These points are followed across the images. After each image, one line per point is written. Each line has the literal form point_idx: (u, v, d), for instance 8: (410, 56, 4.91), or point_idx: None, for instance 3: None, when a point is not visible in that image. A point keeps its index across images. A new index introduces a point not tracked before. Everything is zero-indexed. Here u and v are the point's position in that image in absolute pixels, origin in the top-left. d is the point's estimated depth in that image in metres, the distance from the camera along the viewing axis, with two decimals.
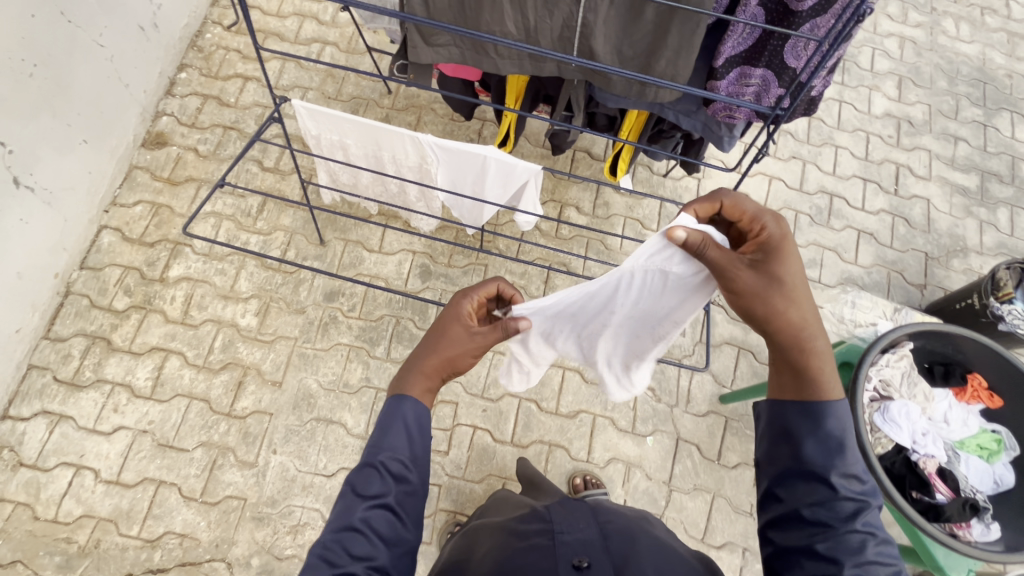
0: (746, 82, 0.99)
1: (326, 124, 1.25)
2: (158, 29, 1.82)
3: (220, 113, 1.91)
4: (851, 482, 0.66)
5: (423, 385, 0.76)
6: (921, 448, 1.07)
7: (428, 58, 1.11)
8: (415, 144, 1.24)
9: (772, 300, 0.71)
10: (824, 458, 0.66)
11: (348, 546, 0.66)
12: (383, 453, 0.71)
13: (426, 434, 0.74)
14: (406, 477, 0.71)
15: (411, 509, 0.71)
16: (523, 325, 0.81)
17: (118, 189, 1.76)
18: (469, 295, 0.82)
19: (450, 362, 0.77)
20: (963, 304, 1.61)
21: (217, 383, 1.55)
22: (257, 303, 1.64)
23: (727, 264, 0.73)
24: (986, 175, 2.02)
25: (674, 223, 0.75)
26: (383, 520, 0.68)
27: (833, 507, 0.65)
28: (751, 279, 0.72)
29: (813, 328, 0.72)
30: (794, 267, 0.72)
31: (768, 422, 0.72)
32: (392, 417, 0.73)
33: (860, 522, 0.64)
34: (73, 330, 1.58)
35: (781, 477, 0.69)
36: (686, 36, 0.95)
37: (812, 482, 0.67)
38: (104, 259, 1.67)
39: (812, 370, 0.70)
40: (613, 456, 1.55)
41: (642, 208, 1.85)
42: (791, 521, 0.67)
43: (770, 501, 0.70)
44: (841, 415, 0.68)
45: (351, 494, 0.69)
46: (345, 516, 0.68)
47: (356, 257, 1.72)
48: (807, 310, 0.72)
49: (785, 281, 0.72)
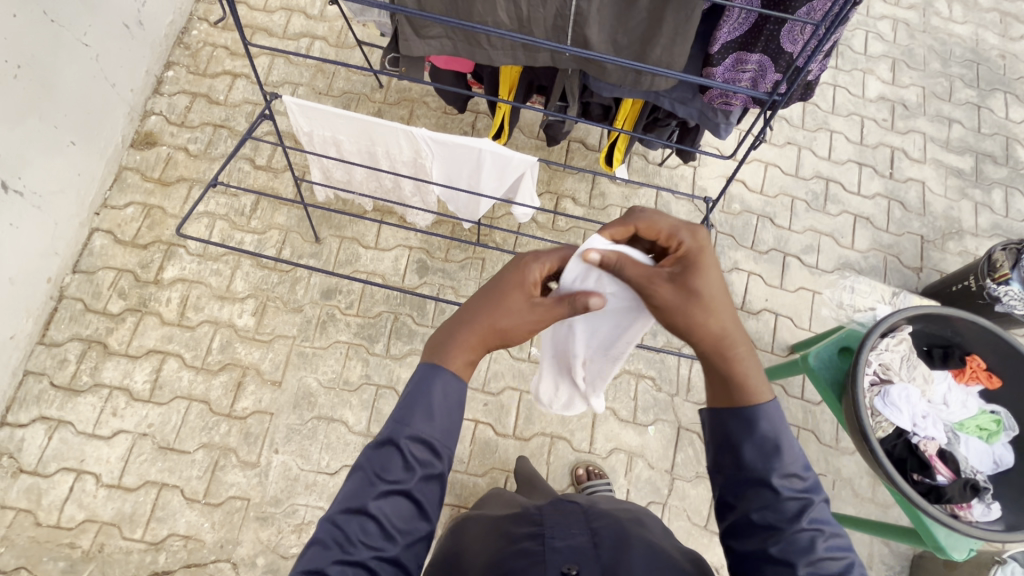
0: (742, 67, 0.98)
1: (318, 120, 1.24)
2: (143, 27, 1.79)
3: (209, 112, 1.88)
4: (793, 481, 0.64)
5: (465, 358, 0.72)
6: (921, 430, 1.07)
7: (420, 51, 1.10)
8: (409, 139, 1.22)
9: (691, 313, 0.70)
10: (764, 462, 0.64)
11: (360, 530, 0.64)
12: (407, 436, 0.67)
13: (455, 420, 0.70)
14: (428, 465, 0.67)
15: (429, 499, 0.67)
16: (595, 302, 0.75)
17: (108, 191, 1.74)
18: (537, 261, 0.76)
19: (500, 332, 0.74)
20: (960, 286, 1.61)
21: (217, 385, 1.54)
22: (254, 303, 1.63)
23: (646, 282, 0.72)
24: (981, 157, 2.02)
25: (589, 245, 0.75)
26: (398, 507, 0.66)
27: (778, 509, 0.63)
28: (669, 294, 0.71)
29: (734, 336, 0.69)
30: (712, 278, 0.70)
31: (709, 433, 0.69)
32: (420, 395, 0.69)
33: (805, 519, 0.62)
34: (68, 335, 1.57)
35: (729, 485, 0.66)
36: (682, 22, 0.94)
37: (757, 485, 0.64)
38: (97, 263, 1.65)
39: (737, 378, 0.68)
40: (615, 446, 1.55)
41: (638, 198, 1.84)
42: (742, 529, 0.65)
43: (722, 511, 0.68)
44: (774, 416, 0.66)
45: (369, 473, 0.66)
46: (360, 496, 0.65)
47: (352, 254, 1.71)
48: (728, 318, 0.70)
49: (702, 294, 0.70)
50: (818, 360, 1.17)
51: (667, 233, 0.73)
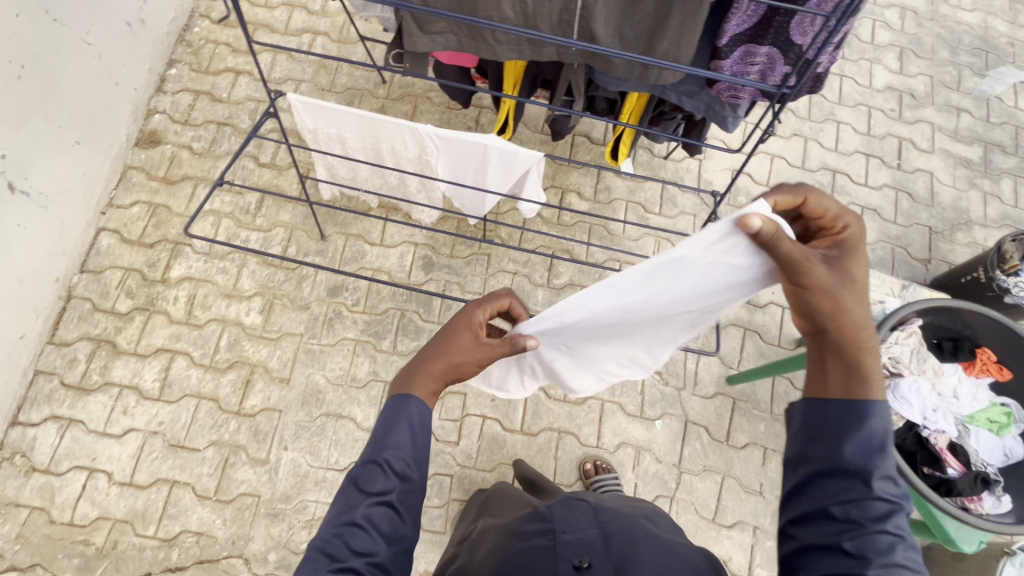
0: (751, 60, 0.97)
1: (323, 118, 1.24)
2: (145, 24, 1.79)
3: (213, 109, 1.88)
4: (887, 484, 0.64)
5: (428, 388, 0.78)
6: (932, 424, 1.07)
7: (425, 47, 1.09)
8: (414, 135, 1.22)
9: (840, 296, 0.69)
10: (864, 459, 0.64)
11: (350, 541, 0.69)
12: (385, 451, 0.74)
13: (429, 433, 0.77)
14: (408, 475, 0.74)
15: (412, 504, 0.74)
16: (531, 344, 0.83)
17: (114, 190, 1.74)
18: (483, 303, 0.83)
19: (456, 369, 0.80)
20: (969, 278, 1.60)
21: (225, 382, 1.55)
22: (261, 301, 1.64)
23: (806, 258, 0.69)
24: (990, 147, 2.00)
25: (751, 210, 0.69)
26: (383, 515, 0.71)
27: (865, 507, 0.63)
28: (826, 276, 0.69)
29: (872, 328, 0.69)
30: (863, 267, 0.71)
31: (804, 421, 0.69)
32: (397, 416, 0.76)
33: (891, 524, 0.63)
34: (77, 334, 1.57)
35: (816, 475, 0.67)
36: (689, 15, 0.93)
37: (848, 480, 0.65)
38: (105, 262, 1.66)
39: (865, 371, 0.67)
40: (622, 441, 1.55)
41: (643, 191, 1.83)
42: (818, 519, 0.65)
43: (797, 498, 0.68)
44: (883, 416, 0.66)
45: (354, 490, 0.72)
46: (348, 511, 0.71)
47: (358, 250, 1.71)
48: (869, 309, 0.70)
49: (854, 281, 0.69)
50: None
51: (832, 214, 0.73)
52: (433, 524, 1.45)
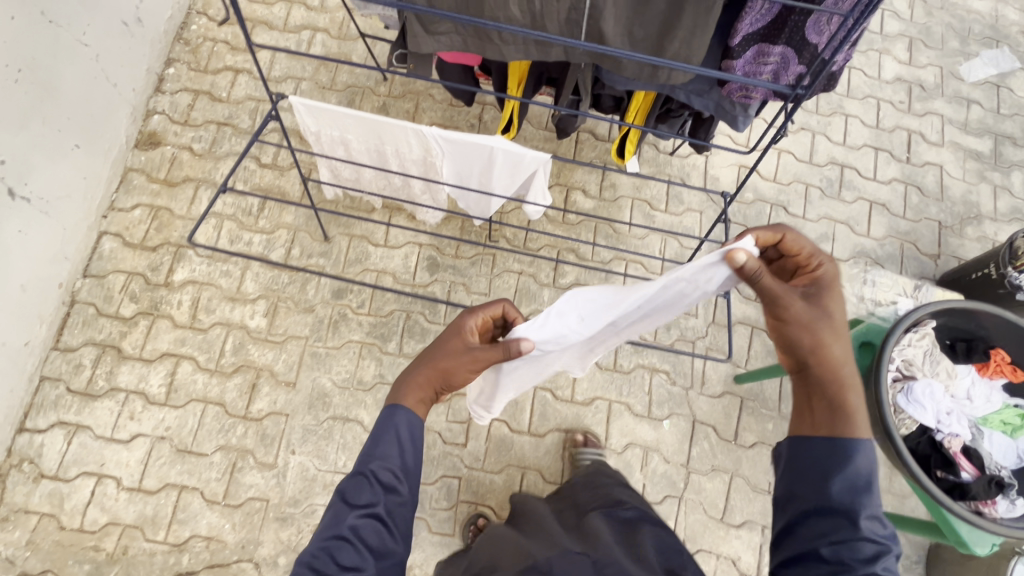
0: (763, 60, 0.94)
1: (326, 120, 1.23)
2: (141, 23, 1.76)
3: (212, 109, 1.86)
4: (875, 524, 0.68)
5: (417, 396, 0.88)
6: (946, 427, 1.05)
7: (429, 48, 1.07)
8: (418, 137, 1.20)
9: (821, 332, 0.76)
10: (851, 498, 0.68)
11: (337, 553, 0.76)
12: (373, 464, 0.83)
13: (415, 446, 0.86)
14: (395, 487, 0.83)
15: (399, 517, 0.82)
16: (526, 346, 0.87)
17: (115, 193, 1.72)
18: (475, 312, 0.92)
19: (446, 375, 0.88)
20: (980, 274, 1.59)
21: (231, 387, 1.55)
22: (265, 304, 1.63)
23: (783, 292, 0.78)
24: (1000, 139, 1.97)
25: (738, 245, 0.81)
26: (370, 528, 0.79)
27: (855, 548, 0.67)
28: (803, 310, 0.77)
29: (851, 365, 0.76)
30: (839, 305, 0.79)
31: (794, 459, 0.74)
32: (386, 428, 0.86)
33: (880, 565, 0.66)
34: (82, 340, 1.57)
35: (806, 514, 0.71)
36: (701, 15, 0.90)
37: (837, 521, 0.69)
38: (107, 266, 1.64)
39: (847, 408, 0.73)
40: (630, 441, 1.55)
41: (649, 189, 1.81)
42: (808, 559, 0.69)
43: (788, 539, 0.72)
44: (869, 454, 0.70)
45: (342, 503, 0.81)
46: (336, 525, 0.79)
47: (362, 252, 1.70)
48: (846, 347, 0.77)
49: (830, 316, 0.78)
50: None
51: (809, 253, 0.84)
52: (442, 527, 1.45)
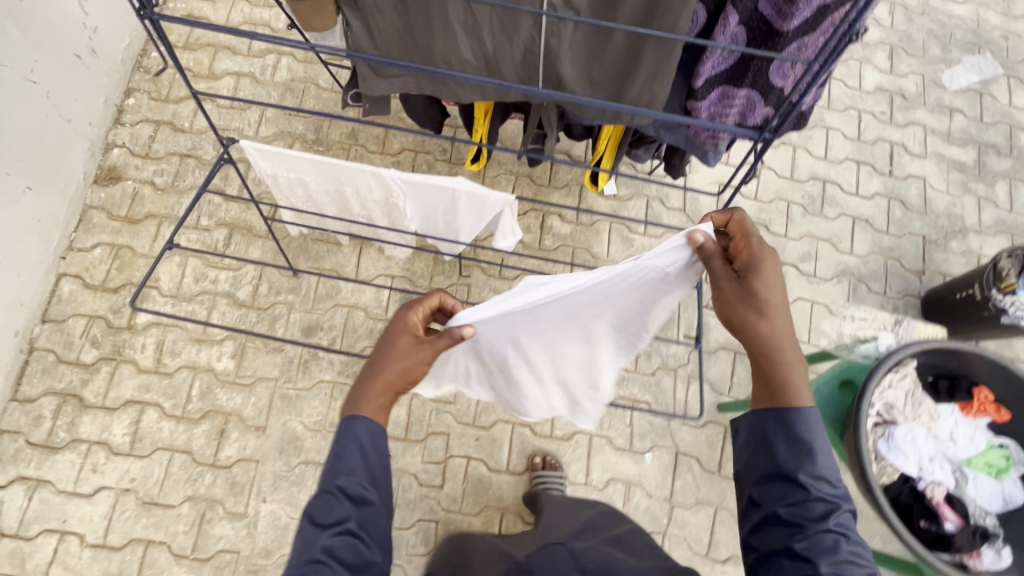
0: (728, 102, 0.90)
1: (281, 163, 1.17)
2: (96, 54, 1.69)
3: (175, 140, 1.79)
4: (822, 483, 0.76)
5: (376, 403, 0.82)
6: (928, 475, 1.02)
7: (382, 91, 1.01)
8: (378, 179, 1.15)
9: (744, 310, 0.82)
10: (795, 460, 0.77)
11: None
12: (340, 478, 0.78)
13: (380, 452, 0.81)
14: (365, 498, 0.78)
15: (373, 526, 0.78)
16: (469, 332, 0.85)
17: (74, 233, 1.66)
18: (414, 306, 0.88)
19: (399, 377, 0.84)
20: (964, 294, 1.55)
21: (199, 434, 1.50)
22: (233, 345, 1.58)
23: (716, 275, 0.86)
24: (983, 148, 1.93)
25: (696, 228, 0.84)
26: (345, 544, 0.75)
27: (807, 507, 0.75)
28: (730, 290, 0.84)
29: (781, 338, 0.81)
30: (771, 283, 0.82)
31: (749, 433, 0.82)
32: (347, 439, 0.80)
33: (832, 521, 0.74)
34: (41, 389, 1.51)
35: (760, 481, 0.80)
36: (662, 59, 0.85)
37: (787, 484, 0.77)
38: (67, 310, 1.59)
39: (779, 381, 0.80)
40: (612, 476, 1.51)
41: (627, 211, 1.76)
42: (772, 524, 0.77)
43: (753, 508, 0.80)
44: (810, 418, 0.79)
45: (312, 526, 0.76)
46: (308, 550, 0.74)
47: (332, 286, 1.64)
48: (777, 321, 0.81)
49: (760, 297, 0.82)
50: (819, 396, 1.13)
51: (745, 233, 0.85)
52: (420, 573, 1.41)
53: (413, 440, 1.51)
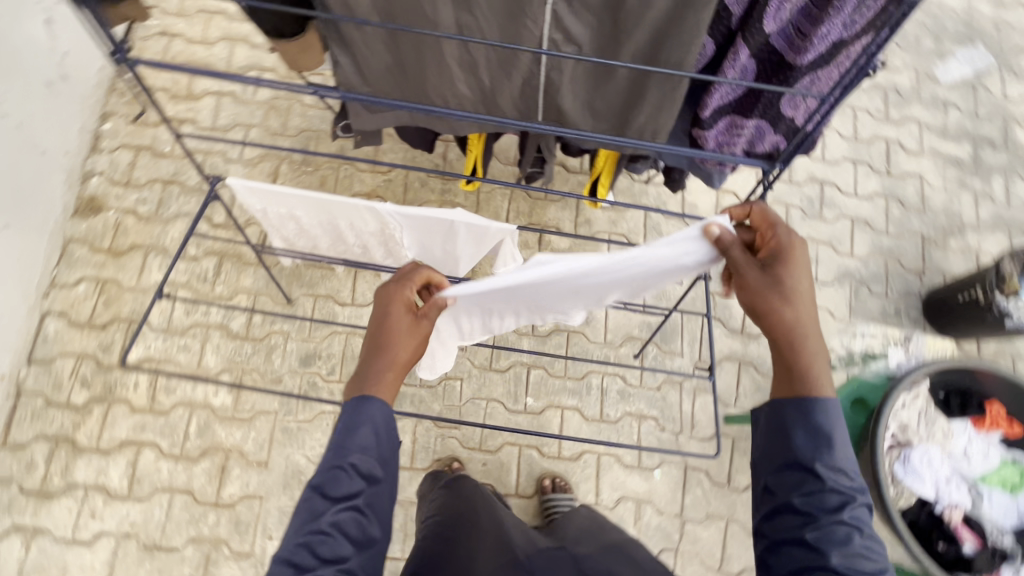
0: (737, 131, 0.87)
1: (271, 199, 1.13)
2: (68, 80, 1.62)
3: (156, 166, 1.73)
4: (838, 476, 0.74)
5: (387, 385, 0.84)
6: (945, 496, 1.02)
7: (373, 124, 0.97)
8: (373, 214, 1.11)
9: (771, 300, 0.80)
10: (812, 450, 0.75)
11: (317, 549, 0.74)
12: (351, 455, 0.79)
13: (391, 432, 0.83)
14: (374, 477, 0.80)
15: (379, 505, 0.79)
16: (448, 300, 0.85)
17: (56, 268, 1.60)
18: (410, 283, 0.87)
19: (409, 356, 0.86)
20: (966, 297, 1.56)
21: (199, 473, 1.46)
22: (229, 379, 1.54)
23: (741, 263, 0.81)
24: (979, 143, 1.92)
25: (712, 220, 0.78)
26: (352, 520, 0.77)
27: (822, 499, 0.73)
28: (756, 278, 0.80)
29: (807, 329, 0.80)
30: (797, 273, 0.80)
31: (767, 422, 0.80)
32: (360, 418, 0.81)
33: (845, 514, 0.72)
34: (32, 435, 1.46)
35: (775, 471, 0.77)
36: (667, 93, 0.81)
37: (802, 473, 0.75)
38: (54, 350, 1.53)
39: (804, 370, 0.78)
40: (622, 495, 1.50)
41: (626, 221, 1.73)
42: (783, 513, 0.75)
43: (766, 496, 0.78)
44: (830, 409, 0.76)
45: (320, 497, 0.77)
46: (314, 520, 0.76)
47: (328, 313, 1.60)
48: (803, 312, 0.80)
49: (789, 287, 0.79)
50: None
51: (769, 224, 0.83)
52: None
53: (419, 468, 1.49)
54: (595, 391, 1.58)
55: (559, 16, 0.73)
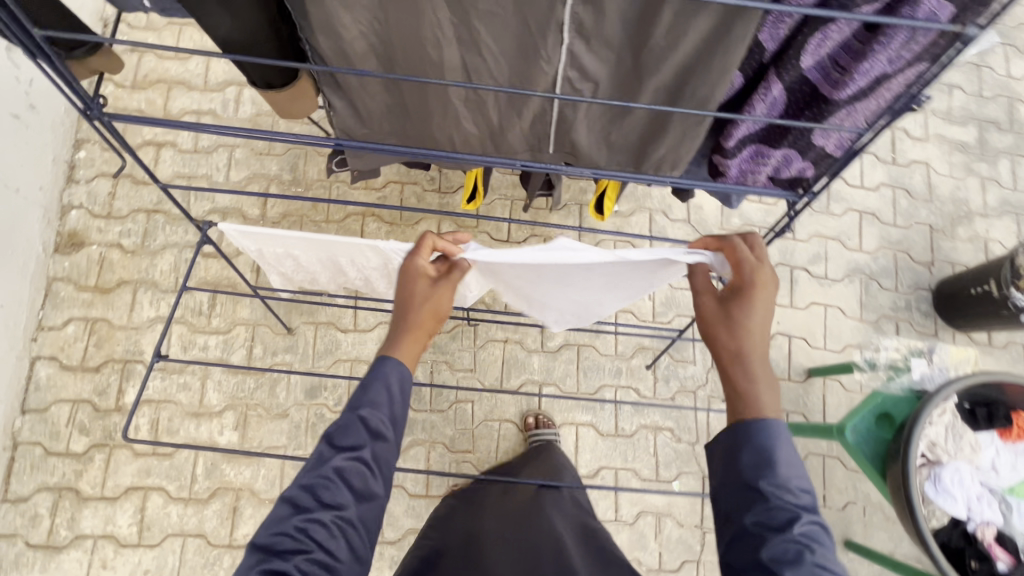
0: (762, 160, 0.82)
1: (267, 241, 1.06)
2: (36, 110, 1.52)
3: (138, 194, 1.64)
4: (786, 493, 0.67)
5: (407, 348, 0.79)
6: (977, 515, 1.00)
7: (374, 162, 0.91)
8: (376, 252, 1.05)
9: (721, 332, 0.77)
10: (757, 472, 0.69)
11: (319, 493, 0.68)
12: (363, 406, 0.73)
13: (406, 397, 0.77)
14: (384, 434, 0.73)
15: (384, 463, 0.73)
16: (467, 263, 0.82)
17: (42, 310, 1.53)
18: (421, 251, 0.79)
19: (427, 319, 0.80)
20: (978, 290, 1.55)
21: (210, 515, 1.42)
22: (234, 416, 1.49)
23: (699, 293, 0.80)
24: (984, 125, 1.88)
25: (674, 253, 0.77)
26: (355, 471, 0.70)
27: (770, 516, 0.66)
28: (709, 309, 0.79)
29: (755, 360, 0.75)
30: (753, 310, 0.75)
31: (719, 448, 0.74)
32: (374, 376, 0.76)
33: (794, 528, 0.65)
34: (33, 487, 1.41)
35: (727, 496, 0.71)
36: (691, 126, 0.75)
37: (747, 492, 0.69)
38: (48, 397, 1.47)
39: (743, 395, 0.74)
40: (641, 509, 1.49)
41: (631, 227, 1.66)
42: (739, 540, 0.68)
43: (724, 525, 0.71)
44: (773, 434, 0.71)
45: (328, 444, 0.72)
46: (318, 466, 0.70)
47: (331, 341, 1.55)
48: (752, 344, 0.76)
49: (741, 318, 0.76)
50: (857, 434, 1.10)
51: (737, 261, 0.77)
52: None
53: (436, 494, 1.47)
54: (608, 405, 1.55)
55: (575, 55, 0.66)
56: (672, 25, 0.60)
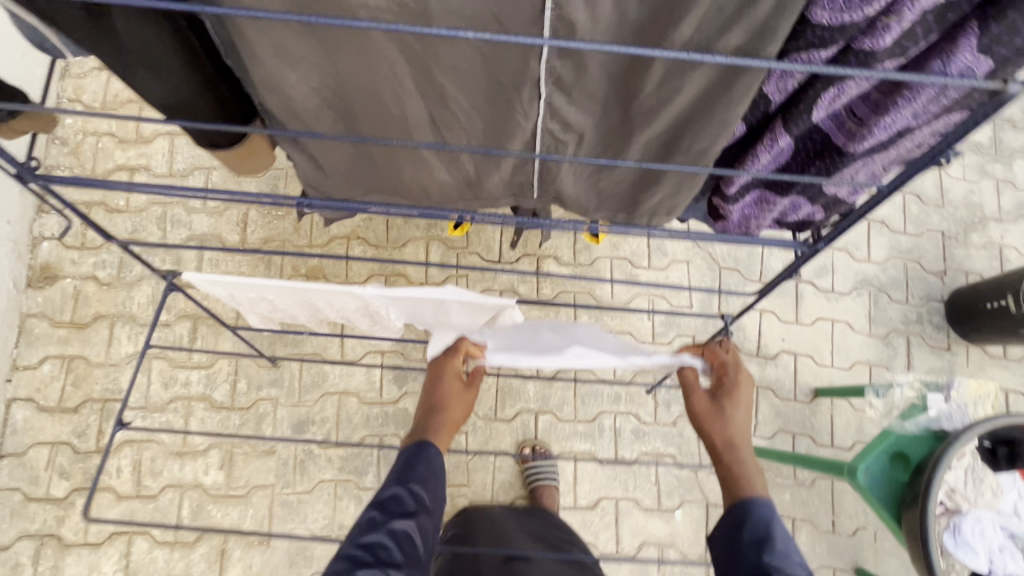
0: (767, 206, 0.74)
1: (237, 288, 0.98)
2: None
3: (111, 223, 1.57)
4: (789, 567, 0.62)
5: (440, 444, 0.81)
6: (1000, 568, 0.94)
7: None
8: (353, 296, 0.96)
9: (712, 425, 0.74)
10: (758, 551, 0.64)
11: (378, 554, 0.68)
12: (415, 479, 0.74)
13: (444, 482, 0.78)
14: (430, 506, 0.74)
15: (430, 532, 0.74)
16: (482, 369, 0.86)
17: (16, 349, 1.47)
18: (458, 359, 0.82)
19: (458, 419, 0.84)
20: (994, 305, 1.47)
21: (197, 558, 1.38)
22: (218, 455, 1.44)
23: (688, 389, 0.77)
24: (999, 123, 1.78)
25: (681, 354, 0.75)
26: (409, 535, 0.70)
27: None
28: (701, 404, 0.75)
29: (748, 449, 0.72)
30: (740, 403, 0.74)
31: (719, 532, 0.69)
32: (417, 459, 0.76)
33: None
34: (14, 535, 1.37)
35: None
36: (687, 176, 0.67)
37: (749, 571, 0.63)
38: (25, 440, 1.42)
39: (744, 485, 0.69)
40: (643, 540, 1.44)
41: (627, 243, 1.59)
42: None
43: None
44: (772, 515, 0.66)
45: (380, 510, 0.72)
46: (372, 529, 0.70)
47: (317, 373, 1.49)
48: (743, 435, 0.73)
49: (732, 412, 0.74)
50: (869, 475, 1.03)
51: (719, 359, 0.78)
52: None
53: None
54: (607, 432, 1.49)
55: (555, 108, 0.59)
56: (665, 78, 0.53)
